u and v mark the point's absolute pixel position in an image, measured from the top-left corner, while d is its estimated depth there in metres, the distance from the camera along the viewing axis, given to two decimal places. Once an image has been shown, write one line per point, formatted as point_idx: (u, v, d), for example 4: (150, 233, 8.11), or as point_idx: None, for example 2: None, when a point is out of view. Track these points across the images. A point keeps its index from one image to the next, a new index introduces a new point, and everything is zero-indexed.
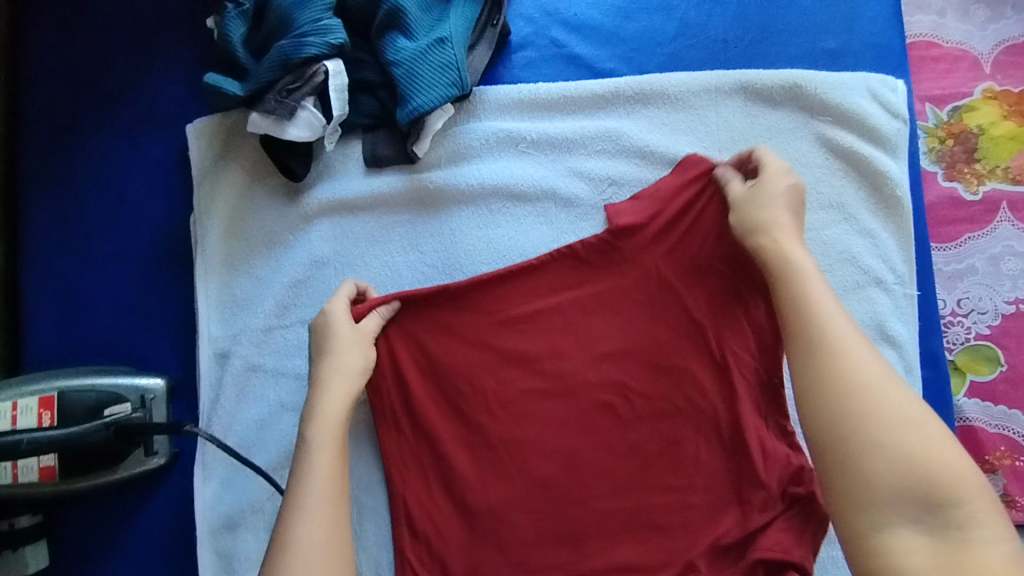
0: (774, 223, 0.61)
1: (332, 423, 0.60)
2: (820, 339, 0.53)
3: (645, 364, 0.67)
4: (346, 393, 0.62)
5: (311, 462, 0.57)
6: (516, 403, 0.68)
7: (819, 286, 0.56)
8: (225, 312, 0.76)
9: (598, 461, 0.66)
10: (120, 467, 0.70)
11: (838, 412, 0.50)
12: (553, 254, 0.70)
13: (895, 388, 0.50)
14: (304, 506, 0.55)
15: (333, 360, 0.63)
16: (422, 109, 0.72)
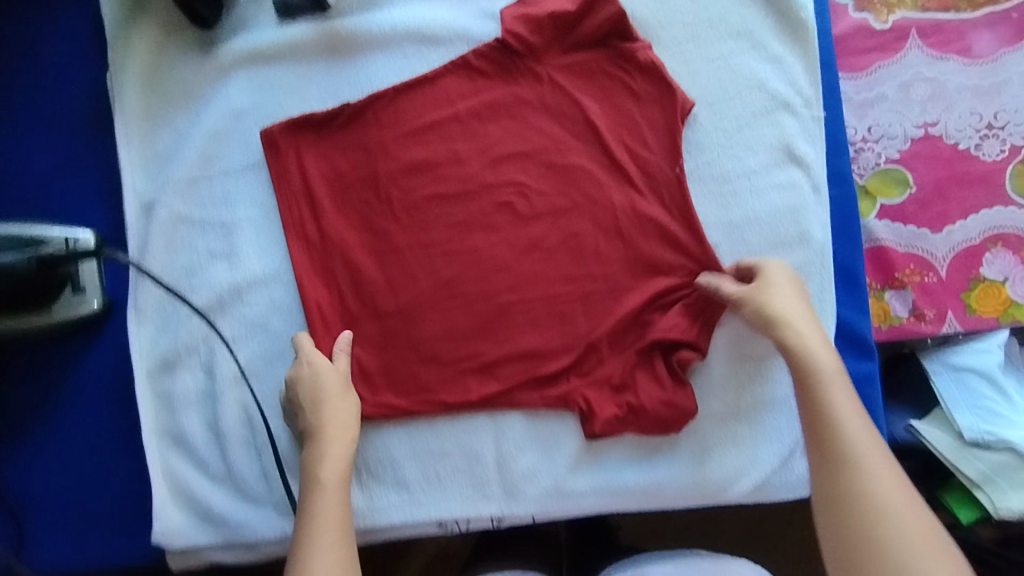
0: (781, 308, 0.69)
1: (340, 468, 0.67)
2: (852, 458, 0.59)
3: (540, 168, 0.79)
4: (348, 437, 0.69)
5: (318, 505, 0.64)
6: (422, 210, 0.78)
7: (844, 397, 0.63)
8: (150, 166, 0.78)
9: (500, 259, 0.78)
10: (54, 311, 0.73)
11: (862, 530, 0.56)
12: (449, 69, 0.79)
13: (908, 514, 0.56)
14: (317, 549, 0.61)
15: (330, 405, 0.70)
16: None
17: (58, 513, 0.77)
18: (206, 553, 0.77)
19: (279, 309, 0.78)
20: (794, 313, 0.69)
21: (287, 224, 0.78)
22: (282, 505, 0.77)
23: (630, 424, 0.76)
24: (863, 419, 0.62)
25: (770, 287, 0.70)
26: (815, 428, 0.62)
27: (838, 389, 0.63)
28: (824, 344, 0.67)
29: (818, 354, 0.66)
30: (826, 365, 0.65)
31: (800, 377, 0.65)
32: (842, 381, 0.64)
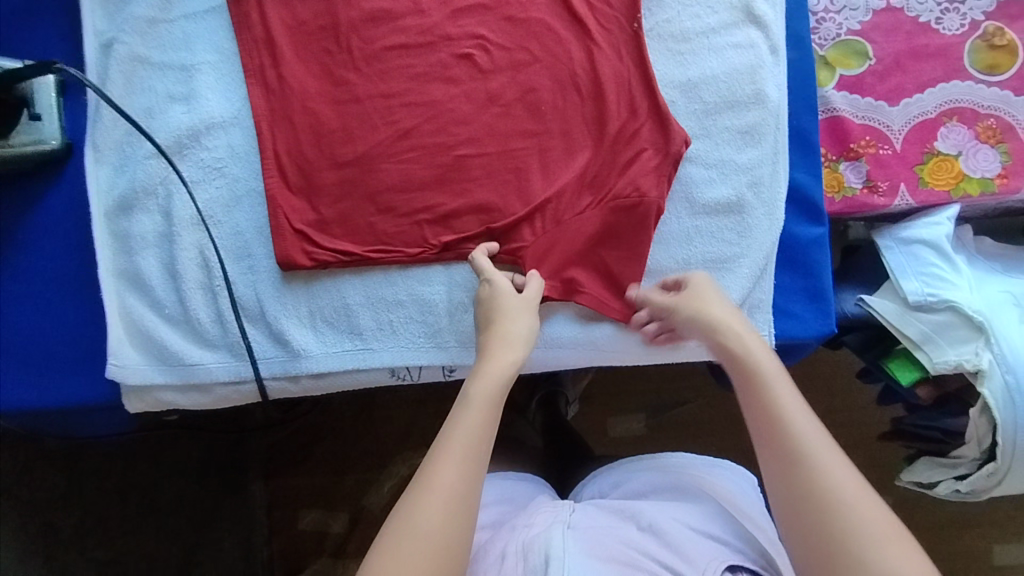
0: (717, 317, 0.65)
1: (493, 386, 0.62)
2: (793, 446, 0.54)
3: (501, 22, 0.80)
4: (507, 357, 0.65)
5: (462, 418, 0.60)
6: (382, 61, 0.79)
7: (788, 393, 0.57)
8: (109, 7, 0.80)
9: (459, 113, 0.79)
10: (14, 141, 0.75)
11: (814, 519, 0.51)
12: None
13: (878, 520, 0.50)
14: (448, 459, 0.57)
15: (501, 324, 0.68)
16: None
17: (13, 347, 0.78)
18: (161, 394, 0.79)
19: (237, 154, 0.79)
20: (724, 317, 0.65)
21: (248, 71, 0.79)
22: (236, 349, 0.78)
23: (578, 289, 0.77)
24: (803, 404, 0.57)
25: (694, 299, 0.67)
26: (757, 423, 0.57)
27: (776, 381, 0.58)
28: (756, 338, 0.63)
29: (754, 347, 0.61)
30: (759, 356, 0.60)
31: (739, 369, 0.60)
32: (776, 370, 0.59)
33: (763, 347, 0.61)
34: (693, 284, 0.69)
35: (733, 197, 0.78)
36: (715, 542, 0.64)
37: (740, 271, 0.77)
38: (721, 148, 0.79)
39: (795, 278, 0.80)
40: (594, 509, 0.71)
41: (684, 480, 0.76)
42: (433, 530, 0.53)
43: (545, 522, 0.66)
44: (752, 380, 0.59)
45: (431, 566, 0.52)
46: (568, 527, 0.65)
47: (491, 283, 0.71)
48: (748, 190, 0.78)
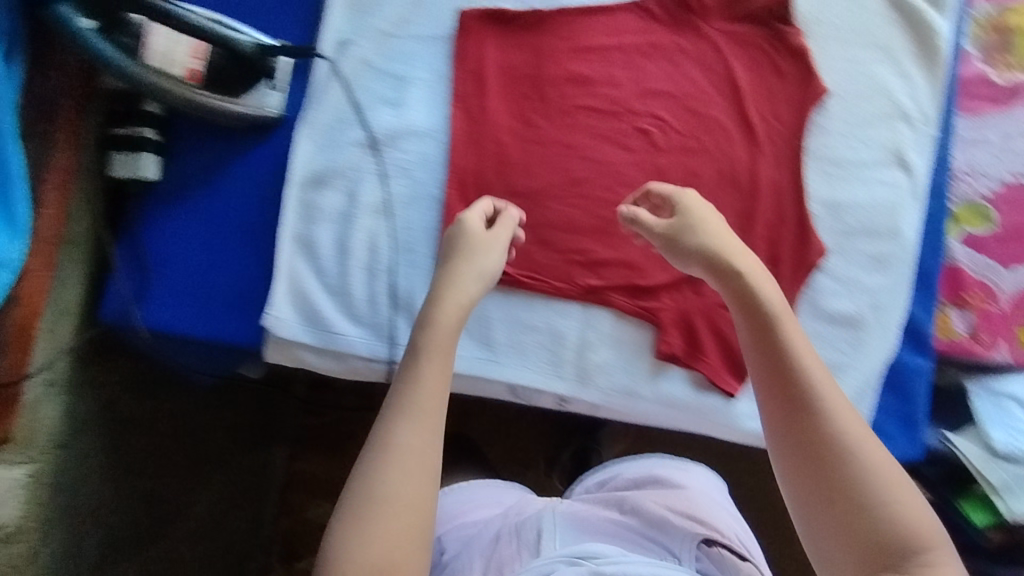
0: (725, 253, 0.69)
1: (450, 328, 0.67)
2: (807, 391, 0.61)
3: (682, 110, 0.89)
4: (456, 301, 0.68)
5: (420, 371, 0.63)
6: (572, 116, 0.89)
7: (797, 337, 0.64)
8: (353, 11, 0.89)
9: (628, 177, 0.88)
10: (246, 104, 0.84)
11: (820, 456, 0.59)
12: (628, 7, 0.91)
13: (873, 449, 0.58)
14: (410, 414, 0.61)
15: (474, 257, 0.72)
16: None
17: (183, 279, 0.86)
18: (301, 353, 0.86)
19: (425, 161, 0.89)
20: (733, 249, 0.70)
21: (455, 96, 0.89)
22: (380, 330, 0.86)
23: (701, 360, 0.85)
24: (815, 354, 0.63)
25: (700, 224, 0.71)
26: (768, 363, 0.63)
27: (795, 330, 0.65)
28: (770, 281, 0.68)
29: (767, 289, 0.67)
30: (773, 299, 0.66)
31: (750, 312, 0.66)
32: (790, 316, 0.66)
33: (775, 292, 0.67)
34: (685, 205, 0.73)
35: (854, 313, 0.86)
36: (691, 521, 0.77)
37: (847, 381, 0.85)
38: (852, 266, 0.87)
39: (893, 400, 0.87)
40: (582, 503, 0.83)
41: (664, 474, 0.86)
42: (406, 478, 0.58)
43: (539, 507, 0.80)
44: (770, 324, 0.65)
45: (408, 514, 0.57)
46: (557, 510, 0.79)
47: (464, 221, 0.75)
48: (869, 311, 0.86)
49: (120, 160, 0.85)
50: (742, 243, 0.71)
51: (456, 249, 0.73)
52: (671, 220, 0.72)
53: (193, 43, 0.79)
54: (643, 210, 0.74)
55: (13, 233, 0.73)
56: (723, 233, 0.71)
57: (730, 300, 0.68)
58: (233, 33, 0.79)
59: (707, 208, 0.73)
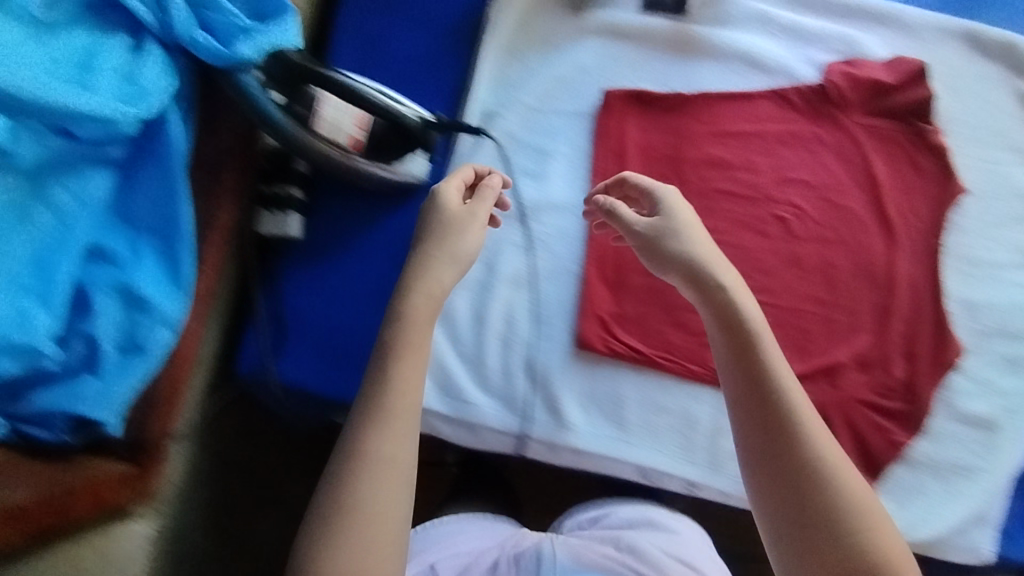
0: (716, 264, 0.68)
1: (422, 332, 0.66)
2: (773, 411, 0.62)
3: (820, 199, 0.90)
4: (427, 295, 0.67)
5: (393, 371, 0.63)
6: (710, 199, 0.90)
7: (782, 362, 0.64)
8: (498, 86, 0.91)
9: (765, 263, 0.89)
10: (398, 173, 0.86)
11: (781, 479, 0.60)
12: (769, 95, 0.91)
13: (833, 468, 0.60)
14: (385, 420, 0.61)
15: (451, 235, 0.70)
16: None
17: (319, 339, 0.86)
18: (432, 422, 0.85)
19: (564, 235, 0.89)
20: (715, 259, 0.69)
21: (596, 173, 0.90)
22: (513, 404, 0.85)
23: None
24: (793, 378, 0.64)
25: (671, 225, 0.70)
26: (744, 385, 0.64)
27: (775, 351, 0.65)
28: (749, 297, 0.67)
29: (750, 308, 0.66)
30: (753, 317, 0.66)
31: (734, 332, 0.65)
32: (770, 337, 0.66)
33: (754, 307, 0.67)
34: (670, 207, 0.72)
35: (988, 414, 0.86)
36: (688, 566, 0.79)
37: (981, 483, 0.85)
38: (988, 367, 0.88)
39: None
40: (579, 539, 0.82)
41: (660, 515, 0.85)
42: (382, 480, 0.59)
43: (540, 539, 0.82)
44: (751, 343, 0.64)
45: (384, 523, 0.58)
46: (558, 549, 0.80)
47: (437, 193, 0.72)
48: (1003, 413, 0.87)
49: (270, 217, 0.86)
50: (714, 246, 0.70)
51: (438, 229, 0.70)
52: (655, 220, 0.71)
53: (358, 114, 0.79)
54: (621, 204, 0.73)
55: (173, 292, 0.74)
56: (693, 234, 0.70)
57: (702, 308, 0.68)
58: (402, 109, 0.81)
59: (682, 203, 0.73)
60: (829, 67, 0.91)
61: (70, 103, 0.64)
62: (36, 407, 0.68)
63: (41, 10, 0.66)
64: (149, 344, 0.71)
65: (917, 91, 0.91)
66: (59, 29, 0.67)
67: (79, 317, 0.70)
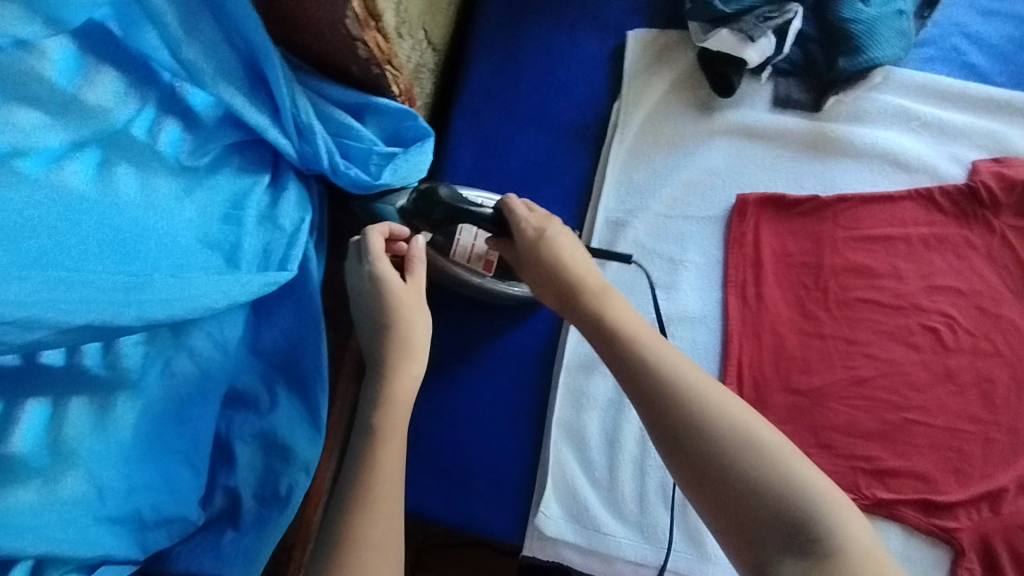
0: (586, 271, 0.59)
1: (400, 412, 0.55)
2: (677, 416, 0.51)
3: (973, 308, 0.84)
4: (408, 371, 0.57)
5: (379, 455, 0.52)
6: (852, 308, 0.85)
7: (658, 351, 0.54)
8: (625, 190, 0.89)
9: (916, 378, 0.83)
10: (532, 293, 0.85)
11: (736, 496, 0.49)
12: (913, 195, 0.86)
13: (791, 460, 0.49)
14: (371, 502, 0.50)
15: (398, 322, 0.59)
16: (879, 62, 0.84)
17: (445, 459, 0.83)
18: (563, 551, 0.80)
19: (697, 349, 0.84)
20: (584, 264, 0.60)
21: (731, 281, 0.85)
22: (650, 533, 0.80)
23: None
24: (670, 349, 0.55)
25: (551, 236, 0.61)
26: (640, 401, 0.53)
27: (627, 323, 0.56)
28: (620, 302, 0.57)
29: (623, 313, 0.57)
30: (624, 321, 0.56)
31: (610, 346, 0.55)
32: (631, 316, 0.57)
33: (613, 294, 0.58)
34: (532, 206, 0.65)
35: None
36: None
37: None
38: None
39: None
40: None
41: None
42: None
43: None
44: (629, 356, 0.54)
45: None
46: None
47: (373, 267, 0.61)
48: None
49: None
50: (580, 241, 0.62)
51: (377, 313, 0.60)
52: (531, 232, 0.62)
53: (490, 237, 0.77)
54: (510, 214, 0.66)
55: (315, 435, 0.70)
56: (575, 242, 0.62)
57: (584, 331, 0.58)
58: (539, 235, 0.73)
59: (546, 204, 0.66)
60: (976, 164, 0.86)
61: (227, 290, 0.60)
62: (185, 572, 0.64)
63: (187, 157, 0.64)
64: (290, 493, 0.67)
65: None
66: (206, 175, 0.65)
67: (223, 468, 0.67)
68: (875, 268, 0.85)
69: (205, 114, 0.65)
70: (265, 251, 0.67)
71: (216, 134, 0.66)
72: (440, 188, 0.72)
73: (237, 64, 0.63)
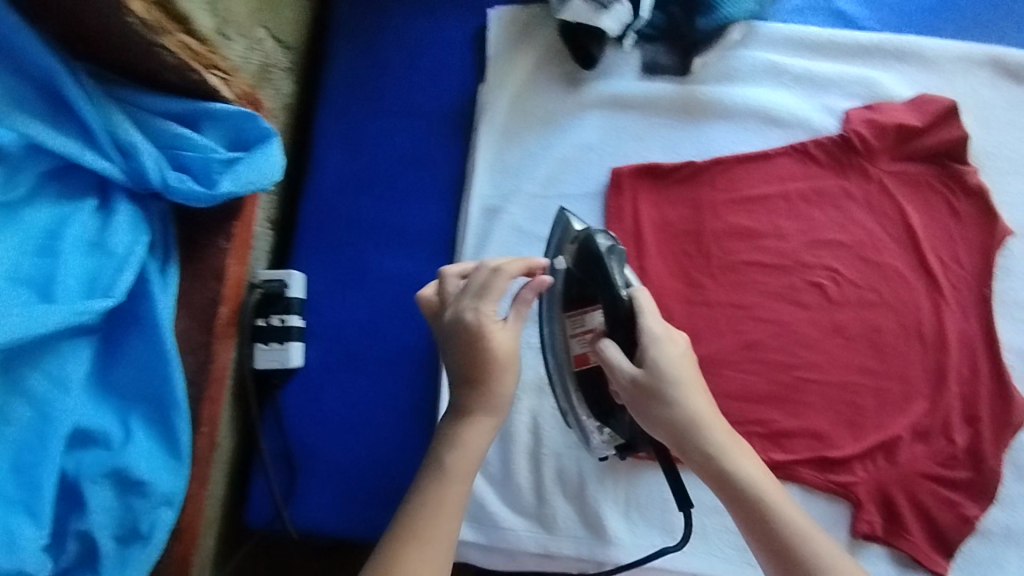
0: (696, 395, 0.65)
1: (467, 458, 0.65)
2: (772, 524, 0.61)
3: (856, 259, 0.83)
4: (488, 421, 0.67)
5: (437, 492, 0.63)
6: (737, 272, 0.83)
7: (751, 466, 0.64)
8: (498, 175, 0.86)
9: (805, 336, 0.82)
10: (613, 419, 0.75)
11: None
12: (787, 151, 0.85)
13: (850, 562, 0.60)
14: (415, 544, 0.60)
15: (493, 372, 0.66)
16: (732, 19, 0.85)
17: (338, 468, 0.82)
18: (462, 550, 0.79)
19: None
20: (697, 390, 0.66)
21: None
22: (549, 522, 0.79)
23: (904, 539, 0.77)
24: (758, 464, 0.65)
25: (664, 358, 0.66)
26: (735, 507, 0.63)
27: (726, 444, 0.64)
28: (723, 425, 0.66)
29: (723, 433, 0.65)
30: (726, 442, 0.65)
31: (709, 459, 0.64)
32: (727, 432, 0.66)
33: (714, 416, 0.66)
34: (646, 315, 0.68)
35: None
36: None
37: None
38: None
39: None
40: None
41: None
42: None
43: None
44: (728, 472, 0.64)
45: None
46: None
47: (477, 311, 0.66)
48: None
49: (265, 350, 0.80)
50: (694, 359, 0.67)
51: (474, 360, 0.66)
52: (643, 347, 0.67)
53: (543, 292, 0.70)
54: (599, 263, 0.72)
55: (176, 467, 0.69)
56: (685, 361, 0.66)
57: (687, 447, 0.65)
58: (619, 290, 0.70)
59: (663, 323, 0.68)
60: (848, 113, 0.84)
61: (22, 326, 0.58)
62: None
63: None
64: (151, 529, 0.67)
65: (948, 132, 0.83)
66: (20, 208, 0.64)
67: (72, 513, 0.65)
68: (757, 229, 0.84)
69: (10, 147, 0.62)
70: (91, 280, 0.65)
71: (29, 164, 0.64)
72: (597, 242, 0.72)
73: (34, 93, 0.62)
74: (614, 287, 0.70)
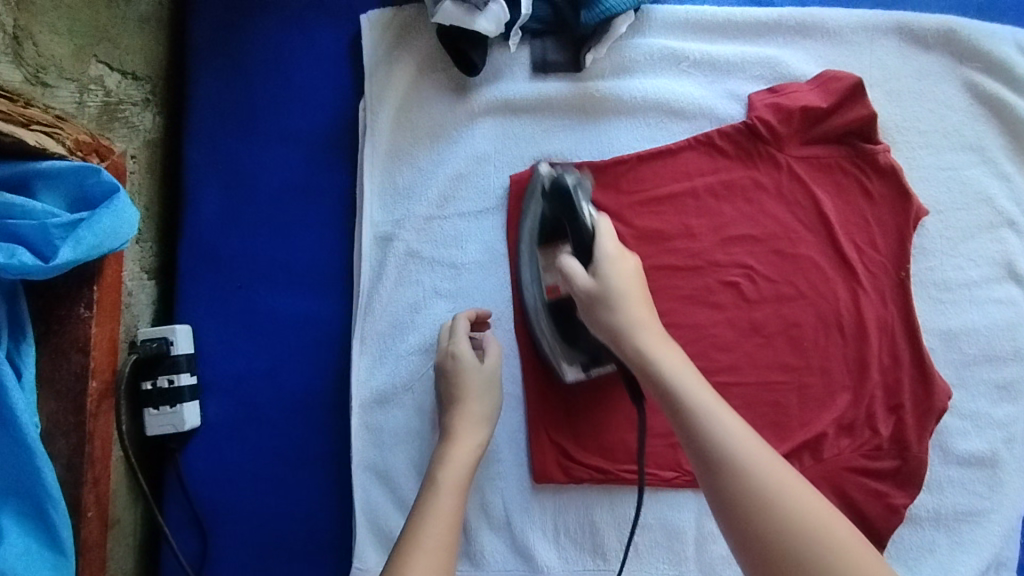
0: (631, 298, 0.63)
1: (458, 472, 0.66)
2: (695, 404, 0.56)
3: (770, 253, 0.79)
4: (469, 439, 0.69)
5: (432, 504, 0.62)
6: (650, 279, 0.79)
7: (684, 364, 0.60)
8: (389, 197, 0.80)
9: (723, 339, 0.78)
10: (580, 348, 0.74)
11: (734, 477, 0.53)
12: (692, 144, 0.80)
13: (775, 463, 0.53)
14: (421, 551, 0.57)
15: (464, 403, 0.71)
16: (613, 11, 0.77)
17: (252, 527, 0.77)
18: None
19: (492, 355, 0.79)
20: (636, 297, 0.63)
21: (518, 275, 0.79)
22: (477, 558, 0.76)
23: None
24: (692, 369, 0.59)
25: (608, 266, 0.64)
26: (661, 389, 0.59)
27: (659, 341, 0.61)
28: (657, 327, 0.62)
29: (655, 328, 0.62)
30: (657, 334, 0.61)
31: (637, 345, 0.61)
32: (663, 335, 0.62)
33: (651, 319, 0.62)
34: (603, 240, 0.65)
35: (987, 451, 0.77)
36: None
37: (992, 528, 0.76)
38: (977, 400, 0.78)
39: None
40: None
41: None
42: None
43: None
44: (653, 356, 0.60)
45: None
46: None
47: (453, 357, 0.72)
48: (1003, 446, 0.77)
49: (156, 415, 0.75)
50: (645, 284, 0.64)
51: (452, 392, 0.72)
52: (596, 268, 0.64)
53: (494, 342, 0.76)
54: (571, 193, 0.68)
55: (60, 563, 0.64)
56: (634, 294, 0.63)
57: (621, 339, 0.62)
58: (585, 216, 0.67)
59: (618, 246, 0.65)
60: (752, 98, 0.80)
61: None
62: None
63: None
64: None
65: (857, 112, 0.78)
66: None
67: None
68: (667, 231, 0.80)
69: None
70: None
71: None
72: (564, 177, 0.68)
73: None
74: (581, 215, 0.66)
